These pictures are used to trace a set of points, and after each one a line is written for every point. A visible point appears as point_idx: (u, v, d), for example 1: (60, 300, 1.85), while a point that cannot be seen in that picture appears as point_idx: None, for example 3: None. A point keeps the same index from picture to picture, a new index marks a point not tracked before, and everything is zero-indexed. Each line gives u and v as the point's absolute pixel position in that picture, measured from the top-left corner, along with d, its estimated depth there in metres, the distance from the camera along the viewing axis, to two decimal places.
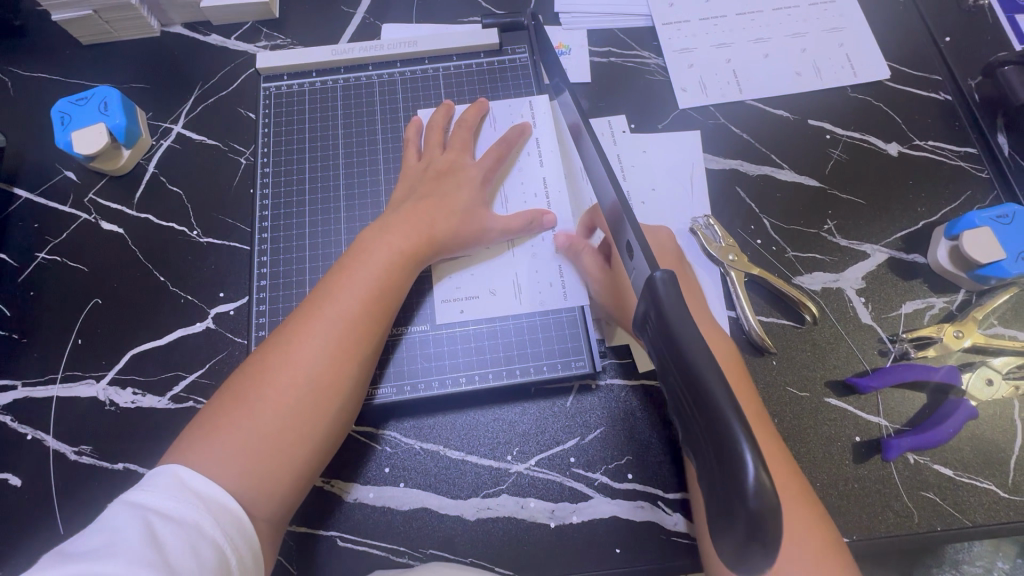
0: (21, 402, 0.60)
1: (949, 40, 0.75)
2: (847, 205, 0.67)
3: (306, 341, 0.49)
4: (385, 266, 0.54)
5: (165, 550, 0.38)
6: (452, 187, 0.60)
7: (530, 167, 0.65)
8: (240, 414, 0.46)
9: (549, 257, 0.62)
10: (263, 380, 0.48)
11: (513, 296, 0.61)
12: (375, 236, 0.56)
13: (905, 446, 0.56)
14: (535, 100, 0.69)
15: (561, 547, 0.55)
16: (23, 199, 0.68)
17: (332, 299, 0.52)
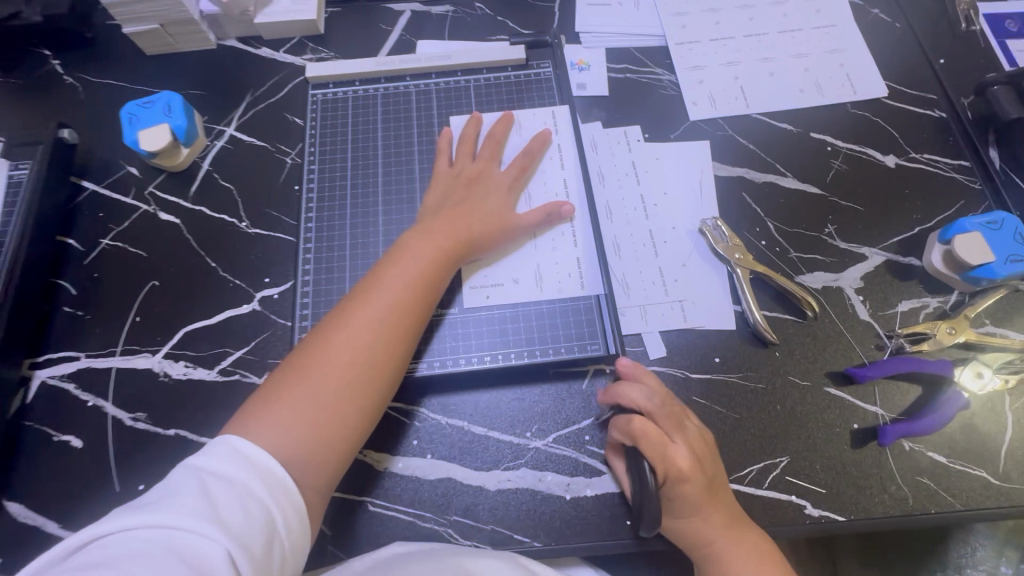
0: (83, 371, 0.65)
1: (943, 62, 0.81)
2: (847, 211, 0.72)
3: (359, 323, 0.55)
4: (429, 259, 0.60)
5: (218, 503, 0.43)
6: (483, 192, 0.67)
7: (551, 170, 0.71)
8: (296, 388, 0.52)
9: (570, 251, 0.67)
10: (317, 358, 0.53)
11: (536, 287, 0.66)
12: (419, 233, 0.62)
13: (900, 433, 0.59)
14: (556, 112, 0.75)
15: (576, 517, 0.59)
16: (89, 190, 0.75)
17: (381, 288, 0.57)
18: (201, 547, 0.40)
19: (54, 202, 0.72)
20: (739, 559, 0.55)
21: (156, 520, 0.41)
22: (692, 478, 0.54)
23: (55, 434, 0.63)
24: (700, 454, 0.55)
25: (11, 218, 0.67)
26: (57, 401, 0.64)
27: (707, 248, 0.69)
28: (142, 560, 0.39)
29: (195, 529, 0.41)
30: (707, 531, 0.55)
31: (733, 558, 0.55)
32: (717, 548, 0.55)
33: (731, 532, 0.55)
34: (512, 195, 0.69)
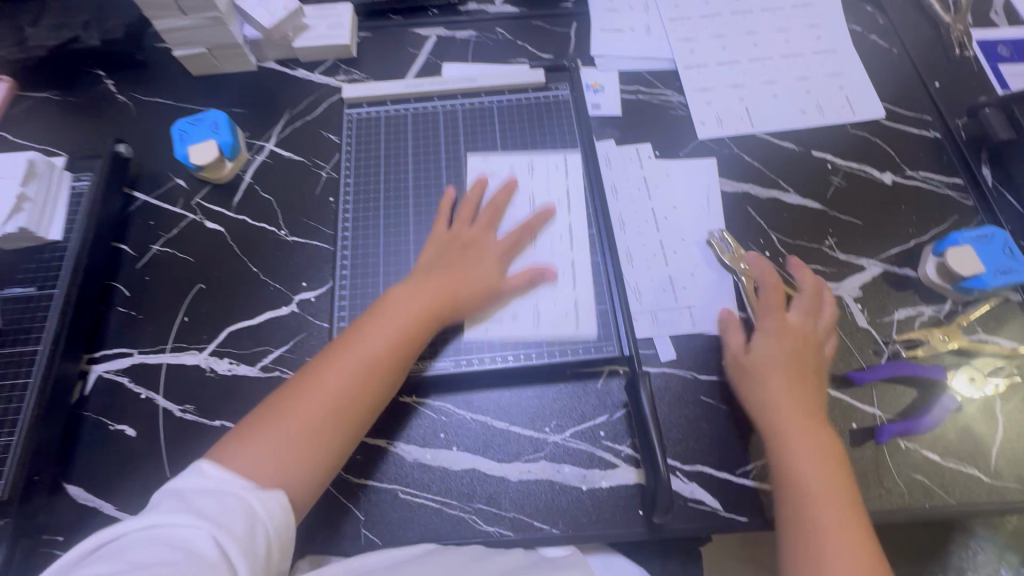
0: (136, 366, 0.71)
1: (938, 85, 0.86)
2: (846, 225, 0.77)
3: (341, 371, 0.58)
4: (413, 314, 0.64)
5: (196, 504, 0.47)
6: (474, 248, 0.71)
7: (553, 220, 0.76)
8: (271, 427, 0.55)
9: (566, 296, 0.71)
10: (293, 401, 0.56)
11: (540, 322, 0.70)
12: (408, 289, 0.66)
13: (896, 431, 0.64)
14: (567, 162, 0.80)
15: (592, 507, 0.63)
16: (141, 200, 0.81)
17: (363, 339, 0.61)
18: (186, 537, 0.45)
19: (111, 211, 0.78)
20: (803, 443, 0.59)
21: (137, 525, 0.46)
22: (778, 359, 0.64)
23: (111, 423, 0.68)
24: (789, 342, 0.65)
25: (74, 225, 0.73)
26: (113, 393, 0.70)
27: (714, 258, 0.74)
28: (130, 558, 0.43)
29: (177, 524, 0.45)
30: (784, 410, 0.61)
31: (799, 440, 0.60)
32: (787, 424, 0.60)
33: (806, 419, 0.61)
34: (507, 257, 0.72)
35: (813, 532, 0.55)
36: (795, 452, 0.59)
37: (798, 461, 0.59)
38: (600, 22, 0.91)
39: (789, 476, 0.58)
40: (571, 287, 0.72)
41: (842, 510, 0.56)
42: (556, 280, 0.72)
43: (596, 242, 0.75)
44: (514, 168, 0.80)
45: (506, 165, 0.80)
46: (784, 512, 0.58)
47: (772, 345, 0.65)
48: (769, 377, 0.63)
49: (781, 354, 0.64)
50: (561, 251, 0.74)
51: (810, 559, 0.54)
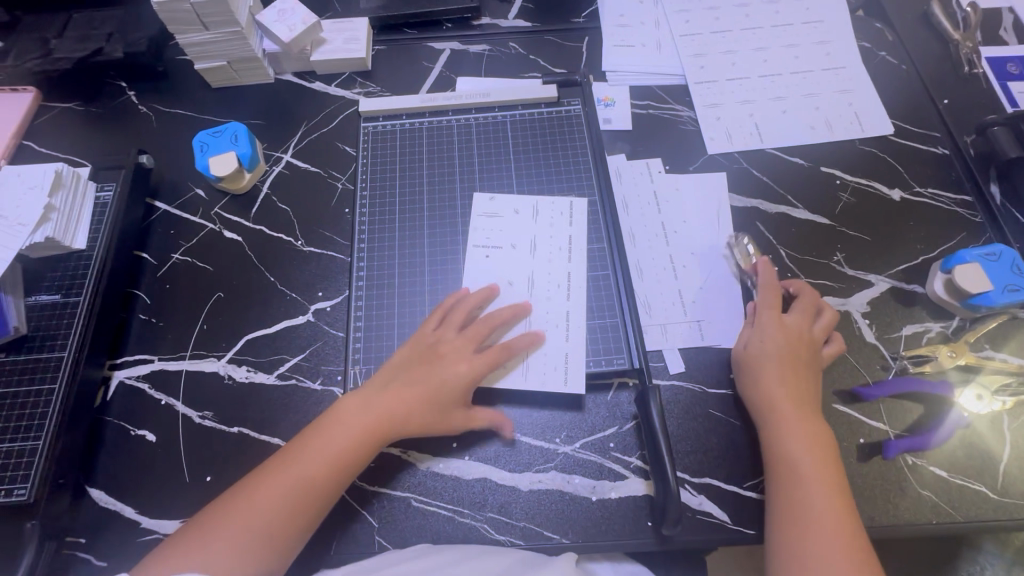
0: (156, 372, 0.73)
1: (947, 102, 0.87)
2: (855, 240, 0.78)
3: (271, 495, 0.58)
4: (356, 440, 0.62)
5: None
6: (439, 367, 0.66)
7: (551, 266, 0.75)
8: (204, 542, 0.55)
9: (554, 348, 0.70)
10: (227, 517, 0.57)
11: (537, 358, 0.70)
12: (354, 406, 0.64)
13: (903, 446, 0.65)
14: (574, 209, 0.78)
15: (601, 518, 0.64)
16: (162, 210, 0.83)
17: (303, 459, 0.60)
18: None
19: (133, 220, 0.80)
20: (794, 432, 0.61)
21: None
22: (773, 352, 0.66)
23: (132, 428, 0.70)
24: (788, 335, 0.66)
25: (98, 234, 0.76)
26: (134, 399, 0.71)
27: (723, 272, 0.76)
28: None
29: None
30: (776, 401, 0.63)
31: (791, 430, 0.61)
32: (780, 413, 0.63)
33: (796, 408, 0.63)
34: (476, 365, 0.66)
35: (802, 517, 0.57)
36: (788, 440, 0.61)
37: (791, 448, 0.60)
38: (611, 38, 0.93)
39: (782, 462, 0.60)
40: (564, 336, 0.71)
41: (832, 497, 0.57)
42: (546, 329, 0.71)
43: (607, 255, 0.76)
44: (518, 209, 0.79)
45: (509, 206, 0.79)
46: (773, 497, 0.59)
47: (772, 338, 0.66)
48: (763, 369, 0.65)
49: (779, 347, 0.66)
50: (552, 301, 0.73)
51: (801, 542, 0.56)
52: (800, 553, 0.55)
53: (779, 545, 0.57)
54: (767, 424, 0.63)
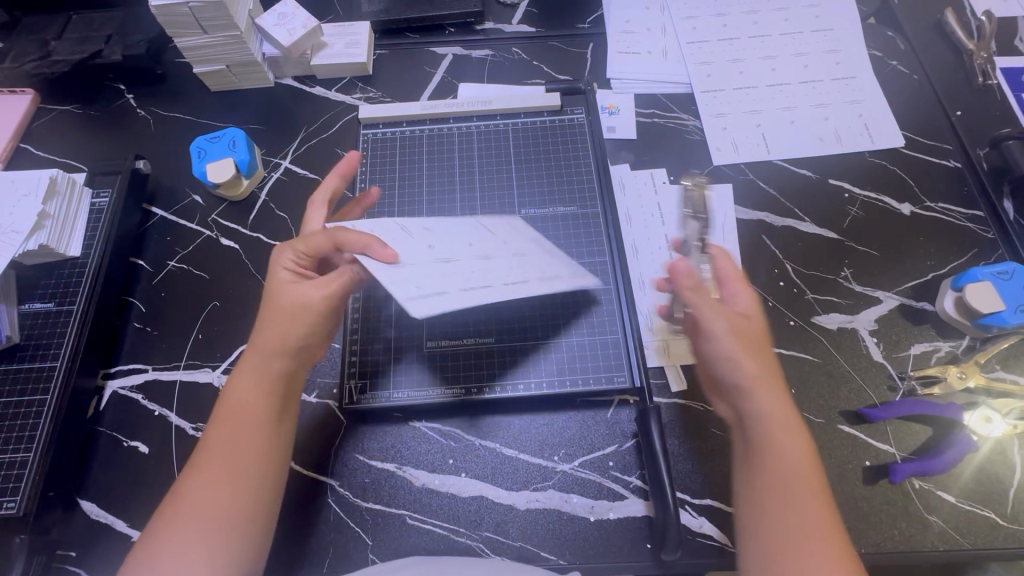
0: (150, 382, 0.72)
1: (960, 114, 0.85)
2: (863, 255, 0.76)
3: (209, 476, 0.55)
4: (266, 400, 0.59)
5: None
6: (302, 306, 0.61)
7: (508, 253, 0.60)
8: (157, 555, 0.51)
9: (435, 277, 0.53)
10: (171, 524, 0.53)
11: (410, 276, 0.52)
12: (237, 382, 0.59)
13: (910, 470, 0.63)
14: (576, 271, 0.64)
15: (599, 539, 0.62)
16: (159, 216, 0.82)
17: (221, 440, 0.57)
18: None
19: (129, 226, 0.79)
20: (791, 443, 0.54)
21: None
22: (756, 347, 0.59)
23: (125, 439, 0.69)
24: (758, 322, 0.61)
25: (93, 241, 0.75)
26: (127, 409, 0.70)
27: None
28: None
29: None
30: (767, 406, 0.56)
31: (789, 441, 0.55)
32: (776, 420, 0.55)
33: (792, 419, 0.56)
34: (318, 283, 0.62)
35: (798, 536, 0.50)
36: (782, 450, 0.54)
37: (789, 456, 0.54)
38: (616, 45, 0.91)
39: (777, 475, 0.53)
40: (463, 281, 0.54)
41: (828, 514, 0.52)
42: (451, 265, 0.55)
43: (609, 269, 0.74)
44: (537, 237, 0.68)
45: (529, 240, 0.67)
46: (762, 509, 0.53)
47: (750, 326, 0.60)
48: (745, 363, 0.57)
49: (756, 339, 0.60)
50: (483, 262, 0.57)
51: (797, 562, 0.49)
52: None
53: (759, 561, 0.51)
54: (757, 431, 0.56)
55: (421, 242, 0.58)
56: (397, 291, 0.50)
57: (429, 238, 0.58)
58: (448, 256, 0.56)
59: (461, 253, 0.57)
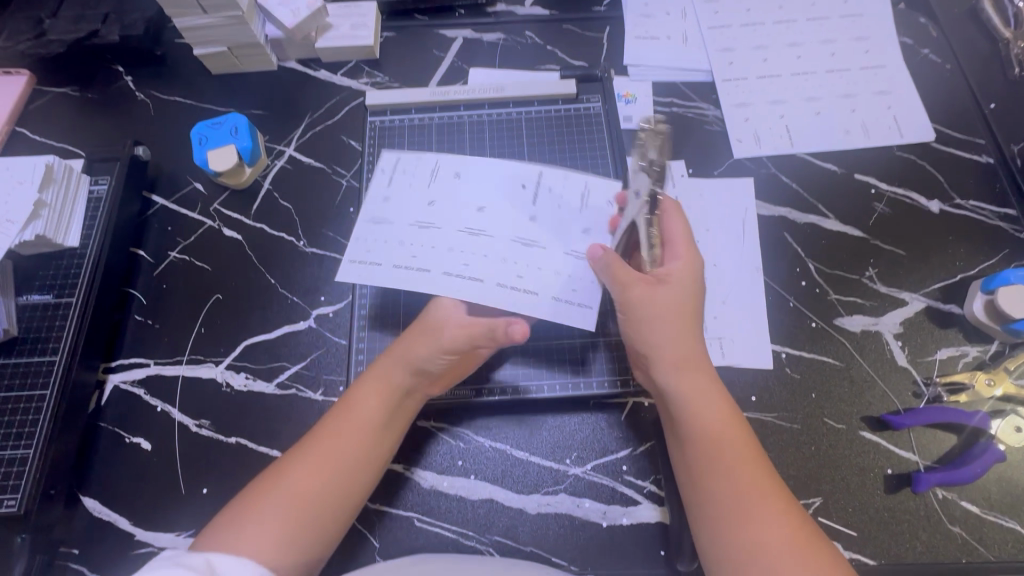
0: (152, 377, 0.70)
1: (994, 107, 0.81)
2: (890, 255, 0.73)
3: (319, 468, 0.54)
4: (388, 409, 0.58)
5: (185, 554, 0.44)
6: (437, 330, 0.59)
7: (505, 244, 0.61)
8: (251, 522, 0.51)
9: (397, 237, 0.62)
10: (267, 496, 0.52)
11: (379, 232, 0.62)
12: (364, 387, 0.58)
13: (935, 480, 0.60)
14: (586, 288, 0.61)
15: (611, 544, 0.61)
16: (159, 204, 0.79)
17: (342, 434, 0.56)
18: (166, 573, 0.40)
19: (128, 216, 0.76)
20: (711, 411, 0.56)
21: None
22: (673, 314, 0.58)
23: (127, 435, 0.67)
24: (692, 288, 0.60)
25: (92, 231, 0.72)
26: (129, 404, 0.69)
27: (747, 287, 0.71)
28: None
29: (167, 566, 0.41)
30: (686, 378, 0.57)
31: (712, 412, 0.55)
32: (687, 391, 0.56)
33: (709, 390, 0.57)
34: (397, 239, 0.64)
35: (737, 503, 0.51)
36: (705, 417, 0.55)
37: (711, 425, 0.55)
38: (634, 29, 0.87)
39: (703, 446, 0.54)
40: (410, 254, 0.61)
41: (765, 474, 0.53)
42: (427, 231, 0.62)
43: None
44: (591, 229, 0.63)
45: (582, 240, 0.62)
46: (699, 483, 0.54)
47: (671, 292, 0.59)
48: (667, 331, 0.58)
49: (676, 310, 0.59)
50: (457, 241, 0.61)
51: (742, 529, 0.50)
52: (744, 543, 0.49)
53: (710, 536, 0.52)
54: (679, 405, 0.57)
55: (429, 195, 0.64)
56: (350, 250, 0.62)
57: (438, 194, 0.64)
58: (433, 219, 0.63)
59: (449, 225, 0.62)
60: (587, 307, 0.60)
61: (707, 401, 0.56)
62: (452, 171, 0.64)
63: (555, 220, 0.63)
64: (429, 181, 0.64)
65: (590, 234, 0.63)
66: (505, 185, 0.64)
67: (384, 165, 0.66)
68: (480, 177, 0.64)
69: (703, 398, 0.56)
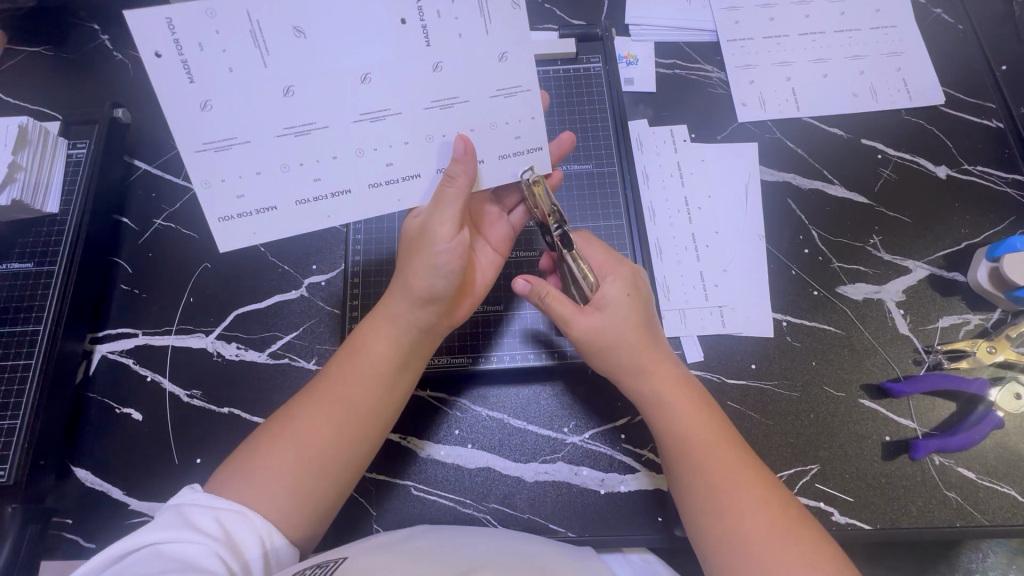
0: (141, 347, 0.69)
1: (1005, 69, 0.79)
2: (894, 222, 0.72)
3: (327, 412, 0.53)
4: (393, 349, 0.55)
5: (191, 517, 0.46)
6: (428, 243, 0.54)
7: (414, 108, 0.52)
8: (259, 470, 0.50)
9: (274, 156, 0.51)
10: (275, 444, 0.51)
11: (240, 162, 0.51)
12: (369, 327, 0.56)
13: (932, 447, 0.61)
14: (527, 125, 0.55)
15: (609, 510, 0.61)
16: (141, 169, 0.76)
17: (347, 377, 0.54)
18: (192, 552, 0.43)
19: (109, 181, 0.73)
20: (699, 422, 0.54)
21: (181, 535, 0.44)
22: (629, 332, 0.56)
23: (117, 406, 0.66)
24: (634, 301, 0.57)
25: (72, 197, 0.69)
26: (118, 375, 0.67)
27: (749, 255, 0.70)
28: (182, 546, 0.43)
29: (186, 542, 0.44)
30: (654, 381, 0.56)
31: (682, 409, 0.54)
32: (683, 404, 0.55)
33: (695, 399, 0.55)
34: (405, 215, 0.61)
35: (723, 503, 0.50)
36: (696, 427, 0.54)
37: (680, 423, 0.54)
38: None
39: (678, 444, 0.53)
40: (304, 177, 0.52)
41: (745, 466, 0.52)
42: (308, 135, 0.51)
43: (626, 236, 0.70)
44: (507, 49, 0.52)
45: (501, 71, 0.53)
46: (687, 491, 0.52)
47: (614, 317, 0.56)
48: (644, 351, 0.56)
49: (630, 322, 0.56)
50: (356, 133, 0.52)
51: (731, 537, 0.48)
52: (739, 553, 0.48)
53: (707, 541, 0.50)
54: (647, 408, 0.56)
55: (278, 79, 0.49)
56: (211, 204, 0.52)
57: (289, 73, 0.49)
58: (302, 115, 0.50)
59: (332, 117, 0.51)
60: (540, 152, 0.56)
61: (697, 409, 0.55)
62: (287, 27, 0.48)
63: (463, 61, 0.51)
64: (263, 57, 0.48)
65: (509, 59, 0.52)
66: (377, 23, 0.49)
67: (182, 45, 0.47)
68: (334, 20, 0.48)
69: (691, 408, 0.55)
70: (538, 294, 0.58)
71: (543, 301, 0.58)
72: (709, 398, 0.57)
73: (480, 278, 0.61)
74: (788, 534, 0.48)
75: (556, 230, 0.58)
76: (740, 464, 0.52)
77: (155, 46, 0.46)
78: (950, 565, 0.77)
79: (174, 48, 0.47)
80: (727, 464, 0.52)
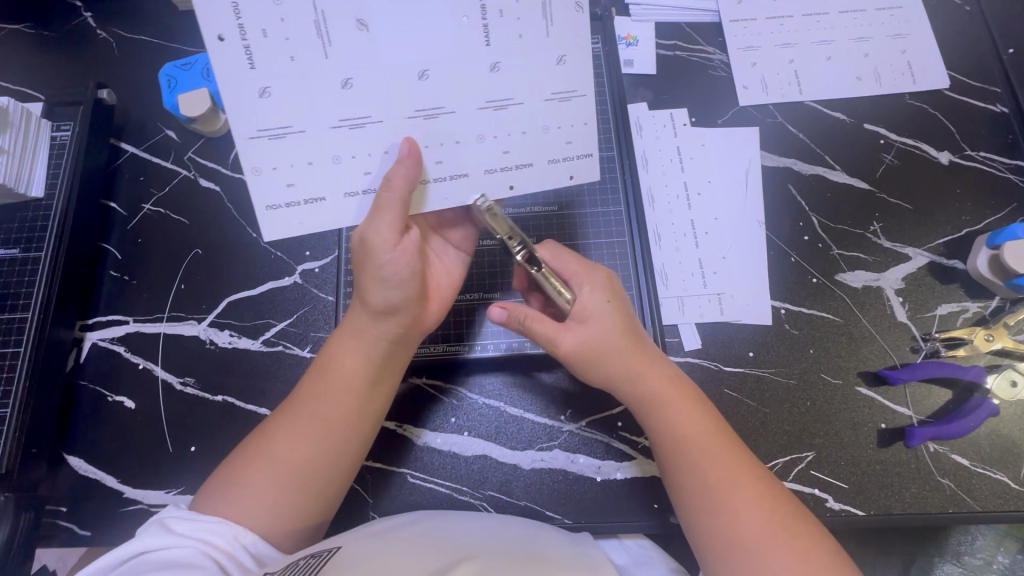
0: (132, 335, 0.68)
1: (1012, 53, 0.77)
2: (895, 209, 0.71)
3: (298, 431, 0.52)
4: (361, 366, 0.54)
5: (178, 524, 0.48)
6: (373, 253, 0.50)
7: (470, 106, 0.48)
8: (238, 488, 0.50)
9: (325, 147, 0.47)
10: (253, 463, 0.51)
11: (296, 153, 0.47)
12: (337, 345, 0.55)
13: (928, 435, 0.61)
14: (580, 131, 0.52)
15: (606, 498, 0.61)
16: (129, 153, 0.74)
17: (320, 396, 0.53)
18: (176, 554, 0.45)
19: (96, 165, 0.71)
20: (694, 427, 0.53)
21: (167, 541, 0.46)
22: (616, 340, 0.55)
23: (109, 394, 0.66)
24: (613, 309, 0.57)
25: (56, 182, 0.67)
26: (110, 362, 0.67)
27: (748, 241, 0.69)
28: (170, 549, 0.46)
29: (171, 546, 0.46)
30: (646, 385, 0.55)
31: (675, 407, 0.54)
32: (678, 409, 0.54)
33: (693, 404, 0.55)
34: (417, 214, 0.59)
35: (721, 496, 0.50)
36: (695, 437, 0.53)
37: (675, 424, 0.53)
38: None
39: (677, 444, 0.53)
40: (355, 169, 0.49)
41: (742, 470, 0.51)
42: (363, 129, 0.47)
43: (624, 223, 0.70)
44: (564, 52, 0.49)
45: (558, 76, 0.50)
46: (690, 486, 0.52)
47: (598, 327, 0.56)
48: (627, 361, 0.55)
49: (616, 329, 0.56)
50: (406, 131, 0.48)
51: (728, 531, 0.49)
52: (733, 550, 0.48)
53: (710, 541, 0.49)
54: (641, 409, 0.56)
55: (336, 69, 0.45)
56: (259, 189, 0.48)
57: (348, 61, 0.45)
58: (359, 106, 0.47)
59: (387, 112, 0.47)
60: (589, 157, 0.53)
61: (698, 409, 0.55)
62: (349, 18, 0.44)
63: (521, 63, 0.48)
64: (325, 46, 0.44)
65: (567, 62, 0.49)
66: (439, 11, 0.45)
67: (246, 29, 0.43)
68: (397, 7, 0.44)
69: (693, 411, 0.54)
70: (517, 319, 0.56)
71: (520, 323, 0.56)
72: (703, 397, 0.57)
73: (445, 279, 0.59)
74: (780, 532, 0.48)
75: (520, 252, 0.55)
76: (732, 469, 0.51)
77: (217, 28, 0.43)
78: (939, 548, 0.78)
79: (238, 32, 0.43)
80: (727, 462, 0.52)
